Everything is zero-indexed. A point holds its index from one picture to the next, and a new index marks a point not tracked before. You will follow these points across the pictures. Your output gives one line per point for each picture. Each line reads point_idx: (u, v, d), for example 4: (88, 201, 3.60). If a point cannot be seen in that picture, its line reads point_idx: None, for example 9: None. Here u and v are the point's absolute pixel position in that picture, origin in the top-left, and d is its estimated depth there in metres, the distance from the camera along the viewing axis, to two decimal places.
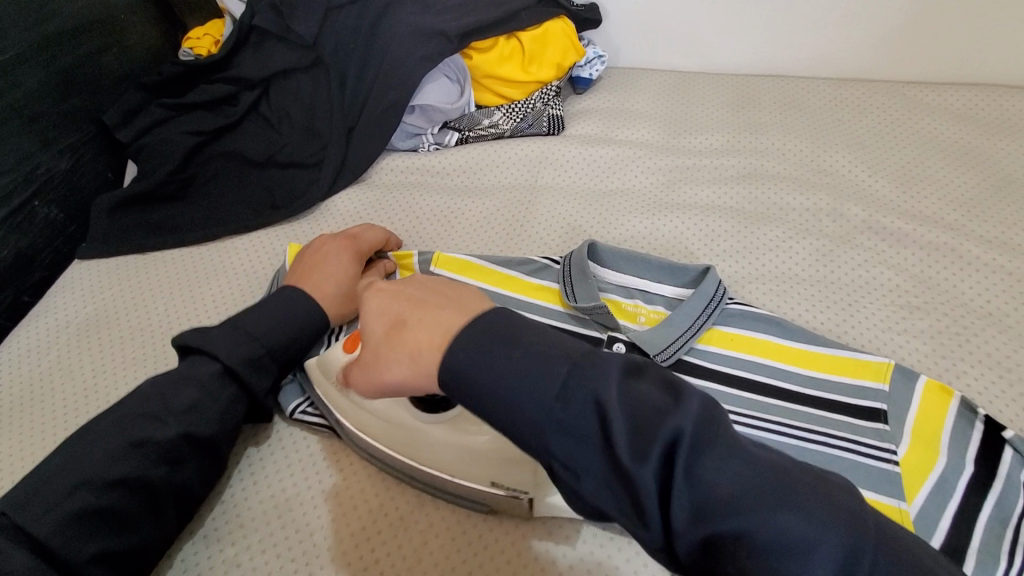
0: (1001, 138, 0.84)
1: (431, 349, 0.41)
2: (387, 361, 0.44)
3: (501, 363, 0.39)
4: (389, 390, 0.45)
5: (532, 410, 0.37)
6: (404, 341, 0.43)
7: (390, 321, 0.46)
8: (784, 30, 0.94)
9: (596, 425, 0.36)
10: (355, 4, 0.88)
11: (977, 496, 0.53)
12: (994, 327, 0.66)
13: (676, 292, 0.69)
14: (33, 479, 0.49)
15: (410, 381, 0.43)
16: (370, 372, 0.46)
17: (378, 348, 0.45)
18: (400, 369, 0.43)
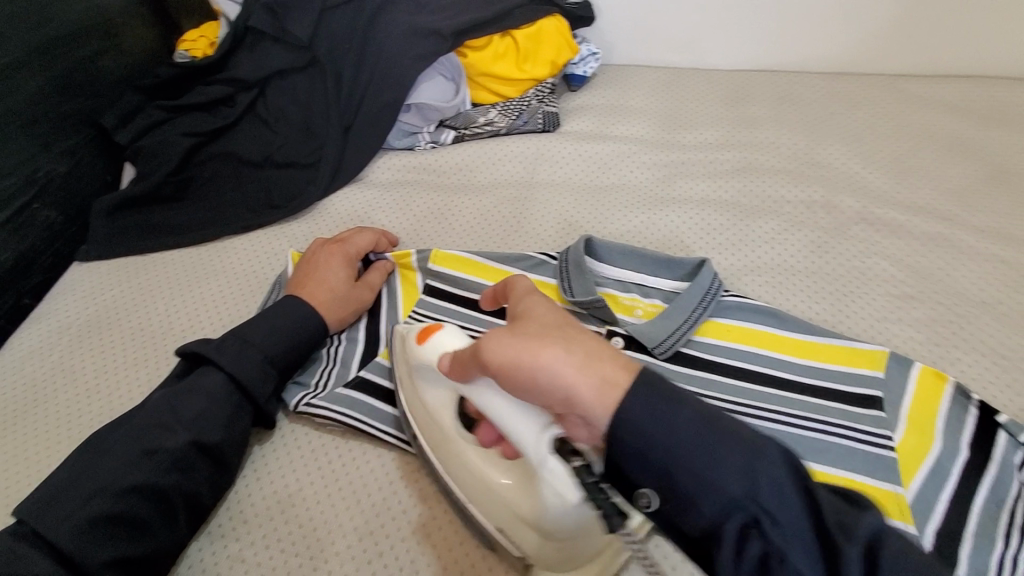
0: (992, 128, 0.85)
1: (592, 377, 0.41)
2: (546, 339, 0.43)
3: (655, 418, 0.39)
4: (516, 358, 0.43)
5: (703, 477, 0.37)
6: (580, 348, 0.42)
7: (565, 323, 0.45)
8: (777, 25, 0.95)
9: (773, 513, 0.36)
10: (350, 4, 0.89)
11: (974, 481, 0.54)
12: (988, 314, 0.67)
13: (672, 284, 0.70)
14: (49, 486, 0.49)
15: (543, 373, 0.42)
16: (528, 336, 0.44)
17: (546, 330, 0.44)
18: (556, 363, 0.42)
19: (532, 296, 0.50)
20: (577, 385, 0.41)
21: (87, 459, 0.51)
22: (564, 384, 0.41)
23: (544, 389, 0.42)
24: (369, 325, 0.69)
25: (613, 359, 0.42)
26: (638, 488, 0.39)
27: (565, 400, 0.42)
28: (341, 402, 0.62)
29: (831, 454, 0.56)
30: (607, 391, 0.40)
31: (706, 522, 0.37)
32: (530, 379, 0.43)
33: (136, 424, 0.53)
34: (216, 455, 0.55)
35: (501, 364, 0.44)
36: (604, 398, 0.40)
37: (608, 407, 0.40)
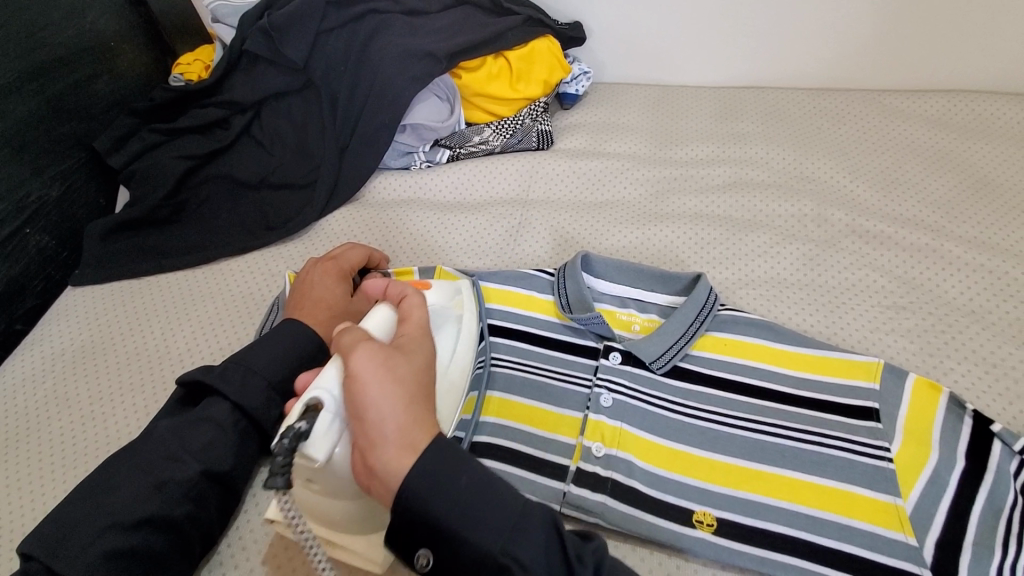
0: (974, 141, 0.87)
1: (402, 436, 0.42)
2: (395, 380, 0.44)
3: (441, 480, 0.41)
4: (363, 382, 0.43)
5: (460, 528, 0.40)
6: (414, 410, 0.43)
7: (424, 374, 0.46)
8: (762, 43, 0.97)
9: (523, 555, 0.40)
10: (344, 27, 0.90)
11: (970, 490, 0.55)
12: (978, 324, 0.68)
13: (668, 299, 0.70)
14: (56, 519, 0.49)
15: (370, 409, 0.42)
16: (388, 371, 0.44)
17: (405, 374, 0.45)
18: (386, 406, 0.42)
19: (422, 336, 0.50)
20: (386, 437, 0.42)
21: (93, 489, 0.51)
22: (379, 429, 0.42)
23: (361, 415, 0.43)
24: None
25: (431, 433, 0.43)
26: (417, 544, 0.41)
27: (368, 441, 0.42)
28: None
29: (830, 466, 0.56)
30: (408, 457, 0.42)
31: (472, 572, 0.40)
32: (355, 402, 0.43)
33: (144, 453, 0.53)
34: (225, 481, 0.55)
35: (353, 377, 0.44)
36: (399, 461, 0.41)
37: (398, 472, 0.41)
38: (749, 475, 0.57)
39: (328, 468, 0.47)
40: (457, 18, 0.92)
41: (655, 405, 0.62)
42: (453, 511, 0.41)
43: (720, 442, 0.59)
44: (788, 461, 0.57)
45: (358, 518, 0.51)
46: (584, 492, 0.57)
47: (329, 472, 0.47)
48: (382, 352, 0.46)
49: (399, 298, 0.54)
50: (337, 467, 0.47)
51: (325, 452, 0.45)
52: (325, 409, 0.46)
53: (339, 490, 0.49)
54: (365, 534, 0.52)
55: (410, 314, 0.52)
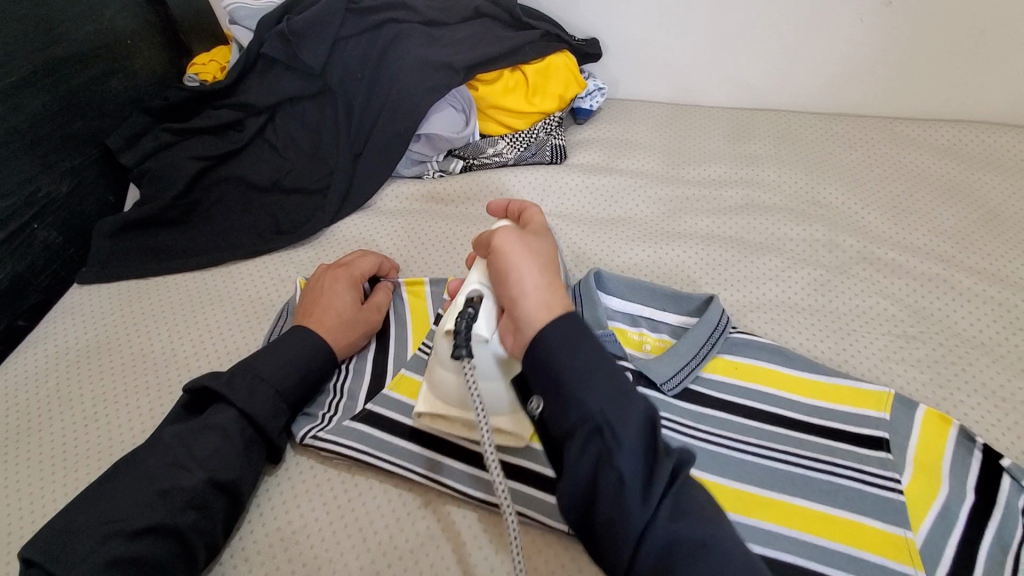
0: (985, 173, 0.87)
1: (541, 298, 0.50)
2: (529, 255, 0.52)
3: (563, 344, 0.46)
4: (504, 250, 0.52)
5: (573, 392, 0.45)
6: (547, 276, 0.51)
7: (548, 256, 0.54)
8: (776, 67, 0.98)
9: (619, 429, 0.43)
10: (362, 35, 0.90)
11: (979, 525, 0.54)
12: (987, 357, 0.68)
13: (680, 320, 0.70)
14: (58, 525, 0.48)
15: (513, 274, 0.51)
16: (525, 247, 0.53)
17: (538, 251, 0.53)
18: (524, 273, 0.51)
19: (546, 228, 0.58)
20: (528, 294, 0.50)
21: (98, 494, 0.50)
22: (520, 289, 0.50)
23: (505, 280, 0.51)
24: (377, 354, 0.69)
25: (564, 300, 0.50)
26: (533, 393, 0.47)
27: (511, 300, 0.51)
28: (346, 436, 0.61)
29: (840, 495, 0.56)
30: (544, 313, 0.49)
31: (567, 426, 0.45)
32: (504, 269, 0.52)
33: (150, 460, 0.52)
34: (232, 491, 0.54)
35: (497, 248, 0.53)
36: (537, 315, 0.48)
37: (536, 323, 0.48)
38: (759, 502, 0.57)
39: (486, 347, 0.53)
40: (475, 30, 0.93)
41: (665, 427, 0.62)
42: (572, 385, 0.45)
43: (729, 466, 0.59)
44: (797, 488, 0.57)
45: (501, 402, 0.56)
46: None
47: (487, 349, 0.53)
48: (518, 233, 0.54)
49: (521, 211, 0.61)
50: (495, 345, 0.54)
51: (487, 328, 0.53)
52: (484, 295, 0.55)
53: (492, 373, 0.54)
54: (510, 412, 0.57)
55: (534, 219, 0.59)
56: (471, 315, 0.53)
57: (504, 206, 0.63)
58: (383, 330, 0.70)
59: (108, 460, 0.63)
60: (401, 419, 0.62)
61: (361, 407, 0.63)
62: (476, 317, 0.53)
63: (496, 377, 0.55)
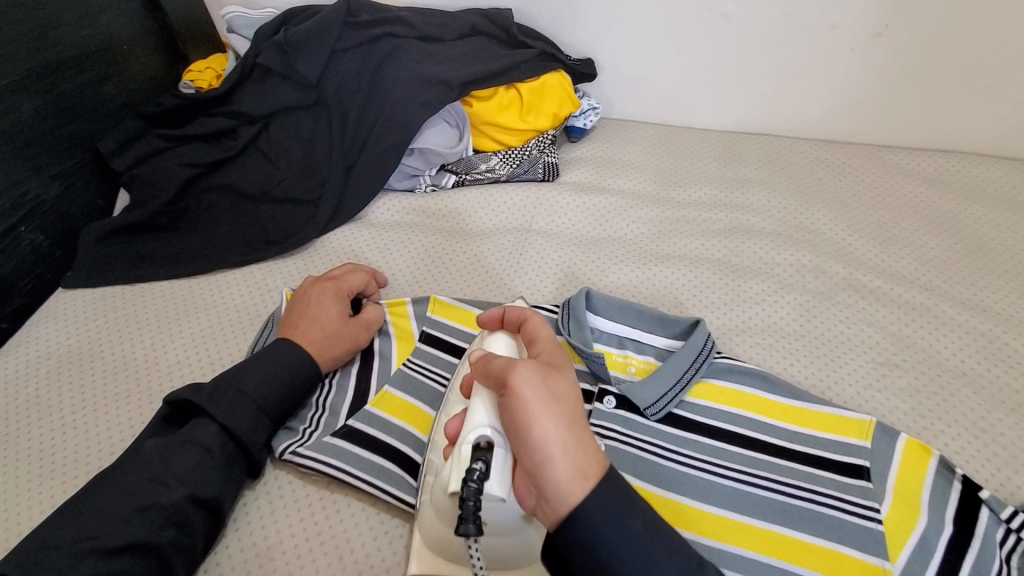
0: (970, 203, 0.89)
1: (572, 464, 0.44)
2: (555, 403, 0.46)
3: (611, 524, 0.43)
4: (524, 401, 0.46)
5: (604, 506, 0.43)
6: (575, 431, 0.46)
7: (573, 396, 0.49)
8: (769, 92, 0.99)
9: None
10: (359, 49, 0.91)
11: (957, 557, 0.54)
12: (968, 388, 0.69)
13: (666, 343, 0.71)
14: (33, 540, 0.47)
15: (535, 432, 0.45)
16: (545, 392, 0.47)
17: (560, 395, 0.47)
18: (550, 431, 0.45)
19: (557, 351, 0.53)
20: (554, 458, 0.44)
21: (75, 509, 0.49)
22: (545, 455, 0.44)
23: (525, 440, 0.45)
24: (361, 368, 0.68)
25: (598, 460, 0.45)
26: (573, 571, 0.44)
27: (534, 464, 0.45)
28: (326, 452, 0.60)
29: (820, 524, 0.56)
30: (580, 484, 0.44)
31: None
32: (523, 424, 0.45)
33: (128, 474, 0.52)
34: (212, 507, 0.54)
35: (515, 395, 0.47)
36: (572, 488, 0.44)
37: (571, 498, 0.44)
38: (740, 529, 0.56)
39: (501, 511, 0.47)
40: (471, 47, 0.94)
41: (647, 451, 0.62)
42: (628, 566, 0.43)
43: (711, 492, 0.59)
44: (777, 515, 0.57)
45: (512, 556, 0.51)
46: None
47: (501, 511, 0.47)
48: (538, 369, 0.49)
49: (520, 320, 0.59)
50: (511, 507, 0.47)
51: (500, 489, 0.47)
52: (495, 443, 0.48)
53: (506, 530, 0.48)
54: (522, 566, 0.52)
55: (539, 333, 0.56)
56: (482, 472, 0.46)
57: (498, 316, 0.61)
58: (369, 345, 0.70)
59: (83, 470, 0.62)
60: (382, 437, 0.62)
61: (343, 423, 0.63)
62: (485, 476, 0.46)
63: (510, 534, 0.49)
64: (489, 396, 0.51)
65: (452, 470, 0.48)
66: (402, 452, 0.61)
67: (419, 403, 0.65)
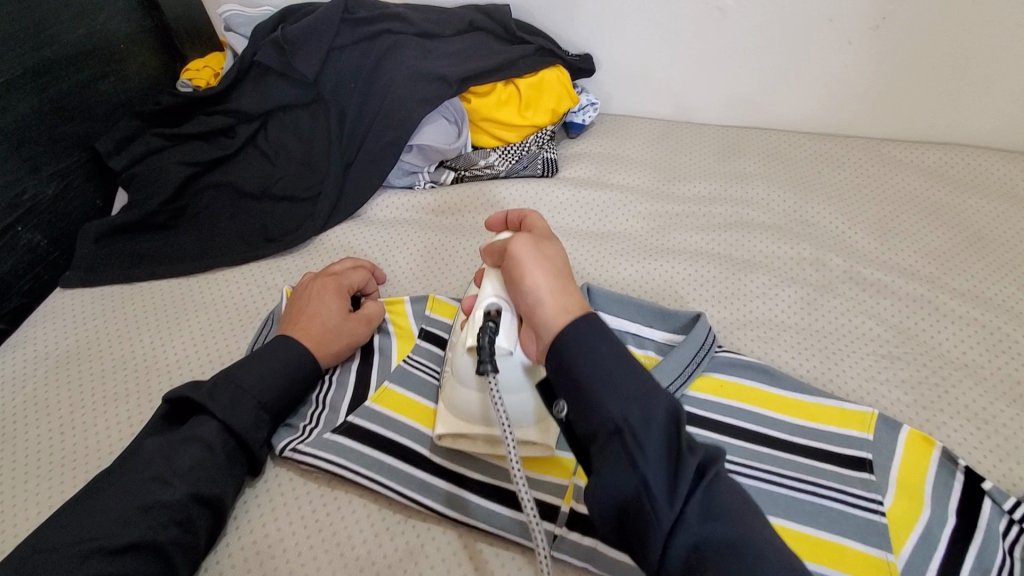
0: (970, 196, 0.89)
1: (558, 305, 0.49)
2: (545, 261, 0.52)
3: (583, 349, 0.46)
4: (519, 259, 0.52)
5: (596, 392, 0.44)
6: (562, 281, 0.51)
7: (562, 260, 0.54)
8: (768, 86, 0.99)
9: (640, 431, 0.43)
10: (357, 46, 0.91)
11: (961, 548, 0.54)
12: (970, 379, 0.68)
13: (666, 337, 0.70)
14: (36, 540, 0.47)
15: (528, 282, 0.51)
16: (539, 253, 0.53)
17: (551, 257, 0.53)
18: (539, 280, 0.51)
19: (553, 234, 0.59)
20: (544, 301, 0.50)
21: (76, 509, 0.49)
22: (537, 297, 0.50)
23: (521, 288, 0.52)
24: (361, 365, 0.68)
25: (582, 302, 0.50)
26: (557, 396, 0.47)
27: (529, 308, 0.51)
28: (327, 449, 0.60)
29: (822, 516, 0.56)
30: (563, 317, 0.48)
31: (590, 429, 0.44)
32: (518, 276, 0.52)
33: (129, 473, 0.52)
34: (215, 505, 0.53)
35: (513, 256, 0.53)
36: (556, 319, 0.48)
37: (555, 328, 0.48)
38: None
39: (510, 360, 0.55)
40: (469, 43, 0.94)
41: None
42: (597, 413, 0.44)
43: None
44: (780, 509, 0.57)
45: (521, 414, 0.57)
46: (575, 538, 0.54)
47: (508, 362, 0.54)
48: (533, 241, 0.54)
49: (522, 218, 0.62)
50: (518, 357, 0.55)
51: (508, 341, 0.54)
52: (502, 307, 0.55)
53: (514, 385, 0.55)
54: (532, 425, 0.58)
55: (536, 224, 0.59)
56: (494, 327, 0.53)
57: (503, 219, 0.63)
58: (369, 340, 0.70)
59: (83, 468, 0.62)
60: (382, 433, 0.61)
61: (343, 420, 0.63)
62: (497, 331, 0.54)
63: (519, 390, 0.56)
64: (497, 275, 0.58)
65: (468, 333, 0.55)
66: (403, 448, 0.60)
67: (418, 399, 0.65)
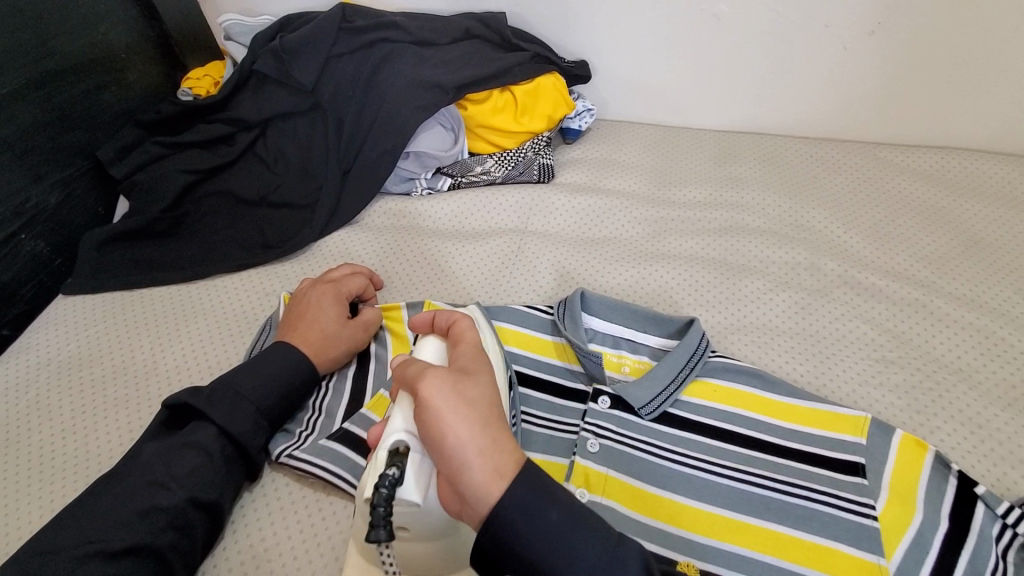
0: (965, 200, 0.89)
1: (489, 464, 0.43)
2: (465, 408, 0.45)
3: (531, 524, 0.42)
4: (435, 405, 0.45)
5: (558, 571, 0.41)
6: (490, 433, 0.45)
7: (488, 398, 0.47)
8: (764, 92, 1.00)
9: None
10: (355, 54, 0.92)
11: (953, 552, 0.54)
12: (964, 383, 0.69)
13: (659, 342, 0.71)
14: (34, 545, 0.48)
15: (449, 438, 0.44)
16: (457, 398, 0.46)
17: (472, 401, 0.46)
18: (464, 435, 0.44)
19: (474, 358, 0.52)
20: (470, 465, 0.43)
21: (75, 513, 0.50)
22: (462, 459, 0.43)
23: (443, 446, 0.44)
24: (357, 372, 0.69)
25: (515, 456, 0.44)
26: (503, 573, 0.43)
27: (453, 471, 0.44)
28: (322, 454, 0.61)
29: (814, 521, 0.56)
30: (494, 485, 0.42)
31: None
32: (435, 432, 0.44)
33: (128, 478, 0.52)
34: (212, 510, 0.54)
35: (426, 404, 0.45)
36: (486, 487, 0.42)
37: (487, 498, 0.42)
38: (734, 526, 0.57)
39: (420, 513, 0.47)
40: (466, 50, 0.94)
41: (642, 450, 0.62)
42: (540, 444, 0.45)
43: (706, 490, 0.59)
44: (771, 513, 0.57)
45: (439, 562, 0.51)
46: None
47: (422, 518, 0.47)
48: (448, 378, 0.47)
49: (449, 324, 0.57)
50: (430, 511, 0.47)
51: (418, 493, 0.46)
52: (412, 449, 0.48)
53: (431, 538, 0.49)
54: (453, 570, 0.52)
55: (465, 339, 0.55)
56: (393, 478, 0.46)
57: (429, 319, 0.59)
58: (365, 348, 0.70)
59: (83, 472, 0.63)
60: None
61: (338, 426, 0.64)
62: (400, 480, 0.46)
63: (435, 539, 0.49)
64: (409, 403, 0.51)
65: (368, 476, 0.48)
66: None
67: None
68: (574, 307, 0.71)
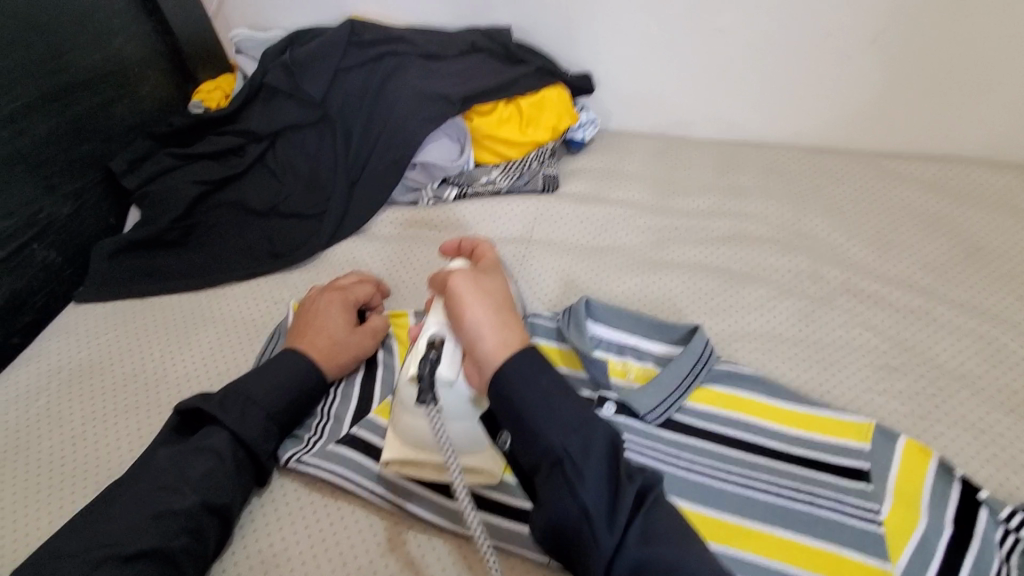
0: (966, 208, 0.90)
1: (499, 338, 0.53)
2: (483, 295, 0.56)
3: (524, 381, 0.50)
4: (459, 291, 0.56)
5: (540, 426, 0.48)
6: (503, 318, 0.55)
7: (501, 295, 0.58)
8: (766, 103, 1.01)
9: (580, 460, 0.47)
10: (363, 67, 0.94)
11: (958, 556, 0.55)
12: (967, 390, 0.69)
13: (664, 349, 0.71)
14: (51, 547, 0.49)
15: (468, 316, 0.54)
16: (477, 287, 0.56)
17: (489, 291, 0.57)
18: (479, 315, 0.54)
19: (495, 269, 0.63)
20: (486, 337, 0.53)
21: (90, 516, 0.51)
22: (479, 332, 0.53)
23: (464, 322, 0.54)
24: (365, 379, 0.70)
25: (520, 335, 0.54)
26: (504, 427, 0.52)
27: (472, 341, 0.54)
28: (331, 461, 0.61)
29: (820, 526, 0.57)
30: (502, 352, 0.52)
31: (536, 460, 0.48)
32: (458, 311, 0.55)
33: (141, 483, 0.53)
34: (224, 514, 0.55)
35: (452, 290, 0.56)
36: (497, 353, 0.52)
37: (496, 361, 0.52)
38: (740, 532, 0.57)
39: (451, 391, 0.56)
40: (471, 63, 0.96)
41: (647, 456, 0.63)
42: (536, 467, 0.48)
43: (711, 495, 0.60)
44: (777, 519, 0.58)
45: (469, 442, 0.58)
46: None
47: (453, 394, 0.56)
48: (471, 274, 0.58)
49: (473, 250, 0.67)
50: (460, 390, 0.56)
51: (450, 370, 0.55)
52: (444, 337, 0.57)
53: (460, 414, 0.57)
54: (479, 450, 0.59)
55: (486, 258, 0.65)
56: (435, 358, 0.55)
57: (456, 246, 0.68)
58: (372, 356, 0.71)
59: (95, 478, 0.64)
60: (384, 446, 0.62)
61: (346, 431, 0.64)
62: (439, 361, 0.56)
63: (463, 417, 0.57)
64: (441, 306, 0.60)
65: (411, 362, 0.57)
66: None
67: None
68: (579, 315, 0.72)
